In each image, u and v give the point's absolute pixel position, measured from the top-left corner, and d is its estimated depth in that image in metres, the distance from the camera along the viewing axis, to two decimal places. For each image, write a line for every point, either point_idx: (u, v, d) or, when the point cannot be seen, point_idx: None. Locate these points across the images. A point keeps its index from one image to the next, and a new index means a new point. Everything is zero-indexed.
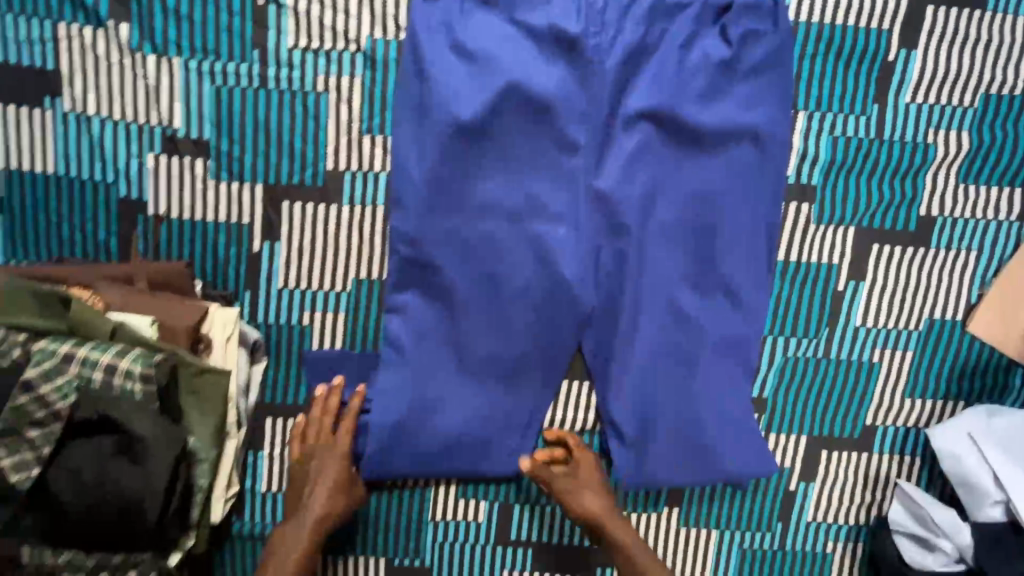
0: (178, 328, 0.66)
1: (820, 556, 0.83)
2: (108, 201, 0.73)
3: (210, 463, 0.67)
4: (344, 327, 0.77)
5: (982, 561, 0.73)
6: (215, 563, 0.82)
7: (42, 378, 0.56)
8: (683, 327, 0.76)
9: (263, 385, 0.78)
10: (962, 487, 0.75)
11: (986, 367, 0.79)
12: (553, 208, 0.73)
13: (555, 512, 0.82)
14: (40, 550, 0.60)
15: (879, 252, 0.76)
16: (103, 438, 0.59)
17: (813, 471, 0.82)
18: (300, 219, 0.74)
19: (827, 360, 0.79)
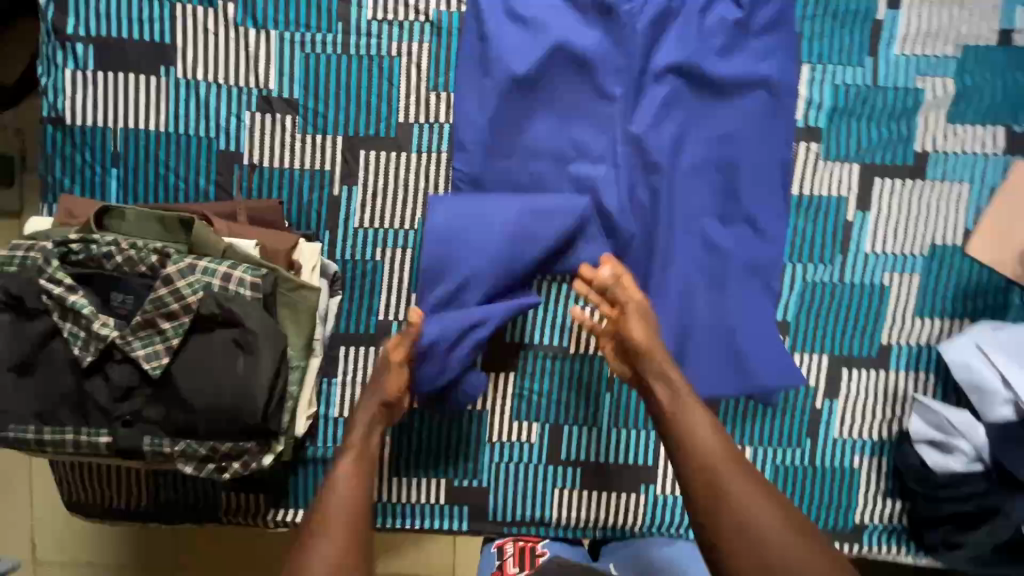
0: (277, 252, 0.76)
1: (847, 469, 0.90)
2: (210, 153, 0.85)
3: (301, 371, 0.76)
4: (411, 262, 0.87)
5: (998, 455, 0.79)
6: (293, 484, 0.90)
7: (179, 275, 0.66)
8: (712, 253, 0.85)
9: (338, 317, 0.87)
10: (974, 393, 0.83)
11: (987, 288, 0.88)
12: (595, 150, 0.84)
13: (601, 432, 0.90)
14: (160, 438, 0.69)
15: (883, 185, 0.86)
16: (222, 334, 0.68)
17: (837, 389, 0.89)
18: (374, 165, 0.85)
19: (843, 284, 0.88)
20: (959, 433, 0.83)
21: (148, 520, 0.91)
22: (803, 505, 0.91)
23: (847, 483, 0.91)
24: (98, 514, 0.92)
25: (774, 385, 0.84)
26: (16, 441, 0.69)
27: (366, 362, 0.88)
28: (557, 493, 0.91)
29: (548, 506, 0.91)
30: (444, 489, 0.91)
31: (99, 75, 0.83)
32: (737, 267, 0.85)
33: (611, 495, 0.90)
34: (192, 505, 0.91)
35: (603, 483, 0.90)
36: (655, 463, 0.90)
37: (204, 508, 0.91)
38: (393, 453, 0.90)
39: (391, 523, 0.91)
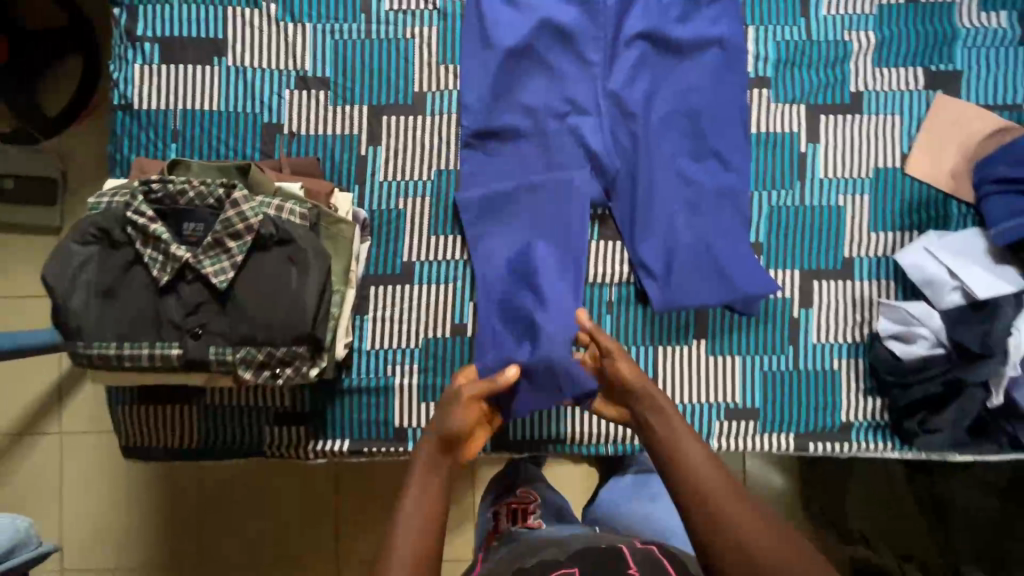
0: (318, 193, 0.90)
1: (828, 371, 1.01)
2: (256, 125, 1.00)
3: (341, 296, 0.88)
4: (429, 209, 1.00)
5: (953, 336, 0.90)
6: (331, 415, 0.99)
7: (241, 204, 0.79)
8: (688, 185, 0.99)
9: (368, 260, 0.99)
10: (927, 286, 0.94)
11: (929, 202, 1.01)
12: (581, 104, 1.00)
13: None
14: (223, 346, 0.80)
15: (827, 120, 1.02)
16: (276, 253, 0.80)
17: (810, 299, 1.01)
18: (395, 128, 1.00)
19: (804, 206, 1.01)
20: (920, 322, 0.94)
21: (198, 457, 1.00)
22: (791, 407, 1.01)
23: (830, 385, 1.00)
24: (153, 454, 1.00)
25: (754, 294, 0.96)
26: (100, 356, 0.80)
27: (393, 299, 1.00)
28: (569, 409, 1.00)
29: (562, 422, 1.01)
30: None
31: (162, 67, 0.99)
32: (711, 194, 0.99)
33: None
34: (239, 440, 0.99)
35: None
36: (655, 375, 1.01)
37: (250, 443, 1.00)
38: (420, 381, 1.00)
39: None
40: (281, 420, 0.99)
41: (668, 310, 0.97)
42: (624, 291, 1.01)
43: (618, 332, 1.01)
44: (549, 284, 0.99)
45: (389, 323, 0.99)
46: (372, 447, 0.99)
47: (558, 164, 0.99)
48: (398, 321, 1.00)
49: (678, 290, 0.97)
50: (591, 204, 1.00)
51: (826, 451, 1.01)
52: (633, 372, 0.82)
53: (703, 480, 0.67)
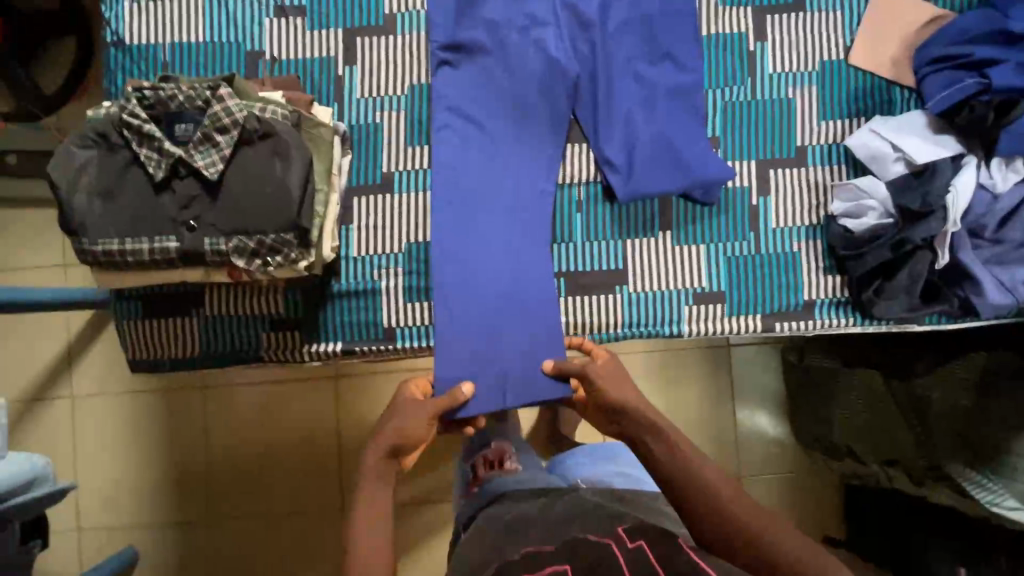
0: (298, 102, 0.97)
1: (789, 254, 1.07)
2: (240, 53, 1.07)
3: (325, 196, 0.95)
4: (405, 121, 1.07)
5: (898, 201, 0.97)
6: (323, 320, 1.06)
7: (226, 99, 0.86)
8: (645, 86, 1.07)
9: (350, 172, 1.06)
10: (873, 162, 1.00)
11: (873, 90, 1.08)
12: (541, 17, 1.07)
13: (577, 246, 1.07)
14: (217, 237, 0.87)
15: (773, 20, 1.09)
16: (261, 147, 0.87)
17: (767, 187, 1.07)
18: (368, 49, 1.07)
19: (756, 101, 1.08)
20: (867, 195, 1.00)
21: (201, 367, 1.07)
22: (756, 290, 1.07)
23: (791, 267, 1.07)
24: (159, 366, 1.07)
25: (711, 182, 1.03)
26: (104, 253, 0.86)
27: (375, 208, 1.07)
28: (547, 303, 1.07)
29: None
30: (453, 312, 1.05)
31: (149, 4, 1.07)
32: (666, 93, 1.06)
33: (592, 298, 1.06)
34: (238, 348, 1.06)
35: (584, 290, 1.07)
36: (624, 265, 1.07)
37: (249, 350, 1.06)
38: (405, 283, 1.06)
39: (410, 345, 1.06)
40: (277, 327, 1.06)
41: (633, 199, 1.05)
42: (593, 189, 1.08)
43: (588, 228, 1.07)
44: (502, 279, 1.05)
45: (373, 230, 1.06)
46: (364, 347, 1.06)
47: (524, 73, 1.07)
48: (381, 229, 1.06)
49: (640, 183, 1.04)
50: (556, 110, 1.07)
51: (793, 330, 1.07)
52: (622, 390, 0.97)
53: (712, 481, 0.86)
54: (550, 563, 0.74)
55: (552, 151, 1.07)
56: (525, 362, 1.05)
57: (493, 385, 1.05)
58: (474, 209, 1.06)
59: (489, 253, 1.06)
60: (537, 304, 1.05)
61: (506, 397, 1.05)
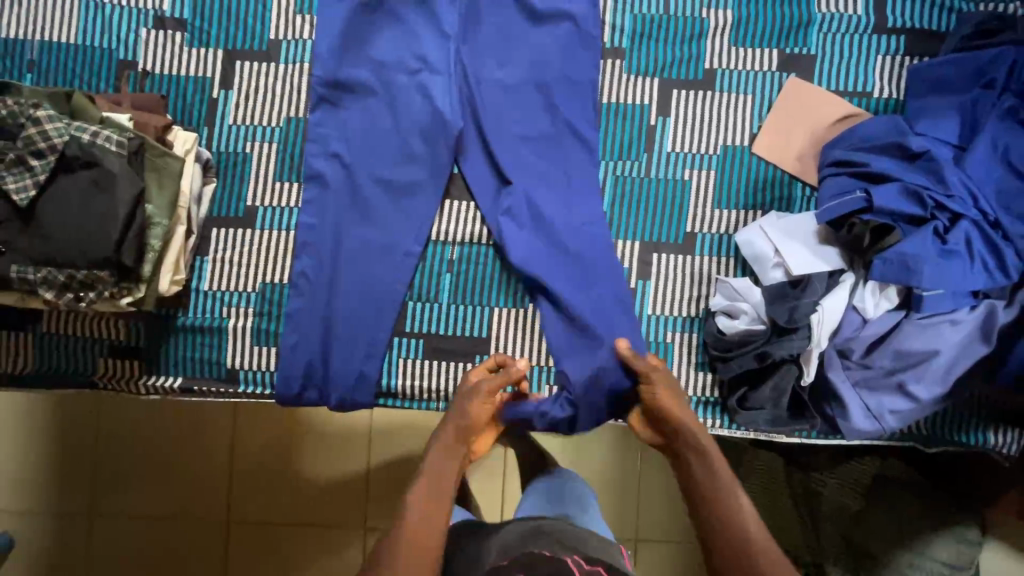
0: (149, 125, 0.91)
1: (662, 345, 1.01)
2: (111, 62, 1.00)
3: (163, 228, 0.88)
4: (277, 154, 1.01)
5: (769, 310, 0.91)
6: (165, 353, 1.00)
7: (48, 118, 0.80)
8: (533, 149, 1.02)
9: (213, 201, 1.01)
10: (753, 262, 0.95)
11: (774, 183, 1.02)
12: (433, 62, 1.01)
13: (441, 308, 1.02)
14: (25, 265, 0.81)
15: (678, 95, 1.02)
16: (84, 175, 0.81)
17: (648, 270, 1.02)
18: (248, 73, 1.01)
19: (649, 179, 1.02)
20: (742, 298, 0.94)
21: (28, 384, 1.00)
22: None
23: (661, 356, 1.01)
24: None
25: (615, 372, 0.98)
26: None
27: (233, 241, 1.01)
28: (402, 364, 1.01)
29: (394, 376, 1.01)
30: (302, 363, 1.00)
31: None
32: (552, 163, 1.02)
33: (449, 364, 1.01)
34: (70, 369, 1.00)
35: (444, 354, 1.01)
36: (487, 335, 1.01)
37: (81, 373, 1.00)
38: (254, 325, 1.00)
39: (253, 390, 1.01)
40: (116, 353, 1.00)
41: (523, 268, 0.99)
42: (469, 249, 1.02)
43: (455, 289, 1.02)
44: (336, 336, 0.99)
45: (226, 265, 1.00)
46: (203, 386, 1.00)
47: (410, 120, 1.01)
48: (238, 265, 1.01)
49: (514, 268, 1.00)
50: (437, 162, 1.01)
51: None
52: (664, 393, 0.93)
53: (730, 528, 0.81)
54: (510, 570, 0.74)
55: (426, 205, 1.00)
56: (346, 406, 1.01)
57: (308, 388, 1.00)
58: (338, 255, 1.00)
59: (345, 305, 0.99)
60: (365, 364, 0.99)
61: (330, 395, 1.00)
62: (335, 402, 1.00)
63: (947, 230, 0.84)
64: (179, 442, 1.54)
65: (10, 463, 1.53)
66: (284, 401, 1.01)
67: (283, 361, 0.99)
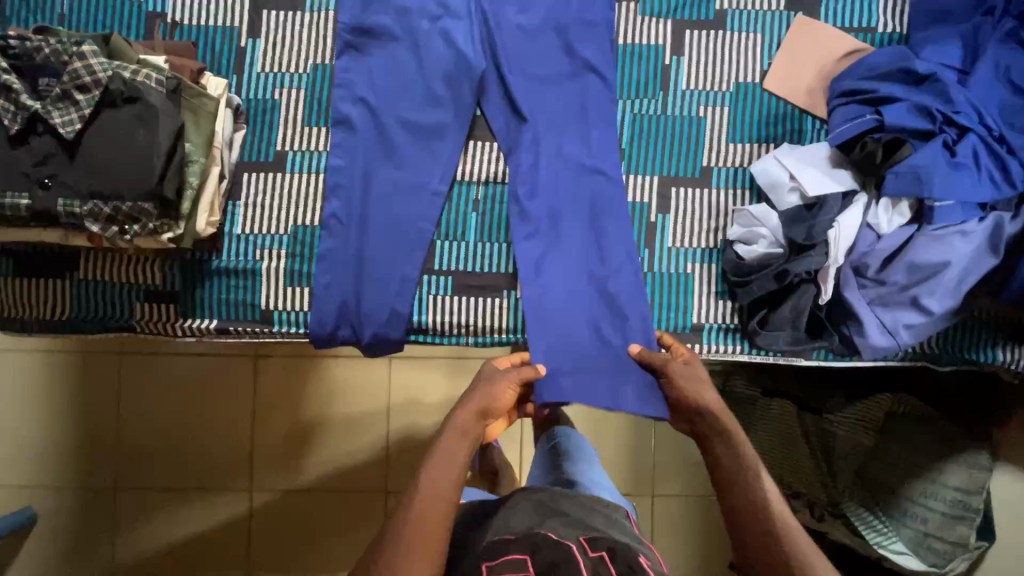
0: (184, 68, 0.94)
1: (683, 275, 1.05)
2: (140, 13, 1.03)
3: (199, 166, 0.91)
4: (305, 100, 1.04)
5: (786, 232, 0.95)
6: (200, 296, 1.03)
7: (93, 55, 0.83)
8: (554, 90, 1.05)
9: (243, 147, 1.04)
10: (769, 189, 0.99)
11: (786, 117, 1.06)
12: (455, 7, 1.04)
13: (468, 246, 1.05)
14: (71, 198, 0.83)
15: (691, 36, 1.06)
16: (127, 110, 0.84)
17: (668, 205, 1.05)
18: (274, 23, 1.04)
19: (665, 117, 1.06)
20: (760, 223, 0.98)
21: (67, 330, 1.02)
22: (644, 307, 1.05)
23: (683, 286, 1.05)
24: (27, 328, 1.03)
25: (637, 306, 1.02)
26: None
27: (264, 186, 1.04)
28: (432, 300, 1.04)
29: (424, 312, 1.04)
30: (334, 303, 1.02)
31: None
32: (572, 102, 1.05)
33: (477, 300, 1.04)
34: (108, 314, 1.02)
35: (474, 290, 1.04)
36: (514, 270, 1.04)
37: (120, 318, 1.02)
38: (287, 267, 1.03)
39: (287, 330, 1.03)
40: (152, 298, 1.02)
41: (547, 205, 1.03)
42: (494, 189, 1.06)
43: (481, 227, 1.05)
44: (367, 275, 1.02)
45: (257, 209, 1.03)
46: (238, 328, 1.03)
47: (433, 64, 1.04)
48: (269, 209, 1.03)
49: (538, 204, 1.04)
50: (460, 105, 1.04)
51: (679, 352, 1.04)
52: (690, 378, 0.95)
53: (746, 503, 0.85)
54: (511, 552, 0.78)
55: (451, 146, 1.04)
56: (379, 343, 1.04)
57: (342, 327, 1.03)
58: (367, 197, 1.03)
59: (375, 244, 1.02)
60: (396, 302, 1.02)
61: (363, 332, 1.03)
62: (367, 340, 1.03)
63: (955, 143, 0.89)
64: (200, 410, 1.56)
65: (34, 432, 1.54)
66: (318, 340, 1.03)
67: (316, 301, 1.02)
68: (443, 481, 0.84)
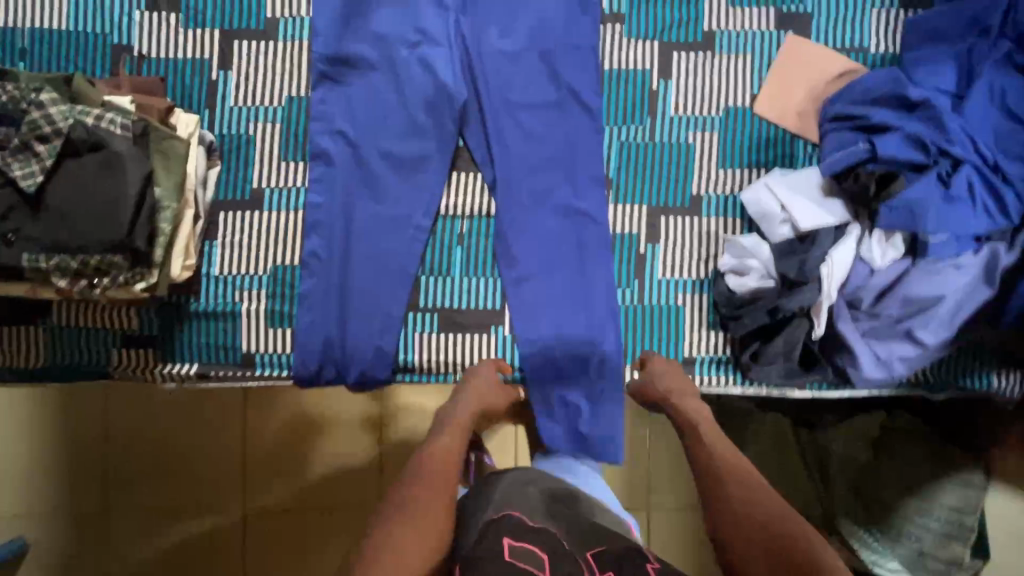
0: (151, 108, 0.90)
1: (674, 307, 1.03)
2: (105, 46, 0.99)
3: (172, 211, 0.88)
4: (281, 135, 1.00)
5: (778, 266, 0.93)
6: (180, 340, 1.00)
7: (52, 101, 0.79)
8: (538, 119, 1.02)
9: (218, 184, 1.00)
10: (760, 220, 0.96)
11: (777, 142, 1.03)
12: (434, 35, 1.00)
13: (454, 281, 1.02)
14: (36, 253, 0.80)
15: (679, 58, 1.03)
16: (91, 158, 0.80)
17: (657, 234, 1.03)
18: (246, 53, 1.00)
19: (654, 143, 1.03)
20: (751, 255, 0.95)
21: (45, 379, 1.00)
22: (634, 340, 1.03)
23: (673, 318, 1.03)
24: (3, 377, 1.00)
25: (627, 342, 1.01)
26: None
27: (241, 224, 1.00)
28: (418, 338, 1.02)
29: (411, 351, 1.02)
30: (318, 344, 1.00)
31: None
32: (557, 132, 1.03)
33: (464, 337, 1.01)
34: (87, 361, 0.99)
35: (461, 326, 1.02)
36: (501, 306, 1.02)
37: (98, 365, 1.00)
38: (268, 307, 1.00)
39: (270, 372, 1.01)
40: (130, 343, 1.00)
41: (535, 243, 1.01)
42: (479, 222, 1.03)
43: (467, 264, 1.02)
44: (351, 315, 0.99)
45: (236, 249, 1.00)
46: (220, 371, 1.00)
47: (413, 94, 1.00)
48: (247, 248, 1.00)
49: (525, 239, 1.02)
50: (442, 136, 1.01)
51: None
52: (666, 380, 0.96)
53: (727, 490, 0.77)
54: (523, 539, 0.65)
55: (433, 180, 1.01)
56: (364, 383, 1.01)
57: (326, 368, 1.00)
58: (349, 234, 1.00)
59: (358, 283, 0.99)
60: (380, 342, 1.00)
61: (348, 373, 1.00)
62: (353, 381, 1.00)
63: (950, 176, 0.86)
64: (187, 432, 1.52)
65: None
66: (302, 382, 1.01)
67: (299, 341, 0.99)
68: (451, 452, 0.82)
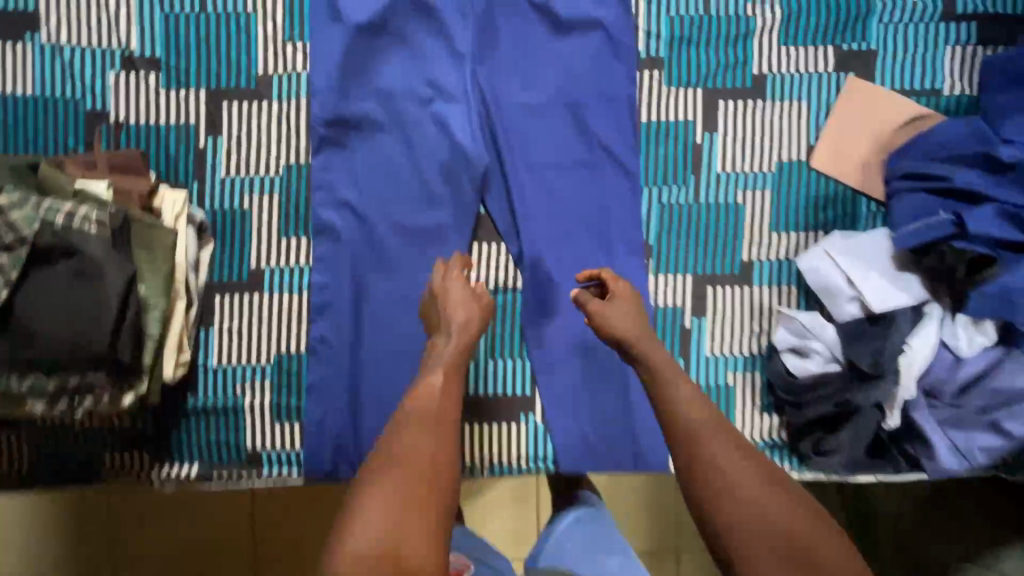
0: (132, 191, 0.79)
1: (724, 388, 0.92)
2: (77, 113, 0.87)
3: (160, 309, 0.78)
4: (279, 208, 0.89)
5: (847, 351, 0.82)
6: (177, 438, 0.90)
7: (14, 206, 0.69)
8: (569, 182, 0.91)
9: (212, 265, 0.89)
10: (823, 294, 0.86)
11: (837, 199, 0.91)
12: (448, 89, 0.88)
13: (478, 365, 0.91)
14: (7, 377, 0.70)
15: (725, 107, 0.91)
16: (63, 267, 0.70)
17: (704, 307, 0.92)
18: (236, 116, 0.88)
19: (698, 205, 0.92)
20: (813, 336, 0.85)
21: (25, 488, 0.89)
22: None
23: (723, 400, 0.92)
24: None
25: None
26: None
27: (239, 309, 0.90)
28: None
29: None
30: (329, 439, 0.90)
31: None
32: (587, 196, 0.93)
33: (492, 427, 0.91)
34: (72, 466, 0.89)
35: (487, 415, 0.91)
36: (532, 392, 0.92)
37: (87, 470, 0.89)
38: (273, 400, 0.90)
39: (277, 471, 0.91)
40: (122, 444, 0.90)
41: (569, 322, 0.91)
42: (504, 298, 0.92)
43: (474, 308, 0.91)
44: (365, 407, 0.89)
45: (234, 338, 0.90)
46: (223, 472, 0.91)
47: (426, 159, 0.89)
48: (247, 335, 0.90)
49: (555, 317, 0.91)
50: (460, 204, 0.89)
51: None
52: (627, 318, 0.76)
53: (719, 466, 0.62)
54: None
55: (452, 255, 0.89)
56: None
57: (339, 466, 0.90)
58: (360, 317, 0.89)
59: (372, 372, 0.89)
60: None
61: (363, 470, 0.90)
62: None
63: None
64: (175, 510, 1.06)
65: None
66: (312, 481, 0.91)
67: (309, 437, 0.90)
68: (418, 442, 0.62)
